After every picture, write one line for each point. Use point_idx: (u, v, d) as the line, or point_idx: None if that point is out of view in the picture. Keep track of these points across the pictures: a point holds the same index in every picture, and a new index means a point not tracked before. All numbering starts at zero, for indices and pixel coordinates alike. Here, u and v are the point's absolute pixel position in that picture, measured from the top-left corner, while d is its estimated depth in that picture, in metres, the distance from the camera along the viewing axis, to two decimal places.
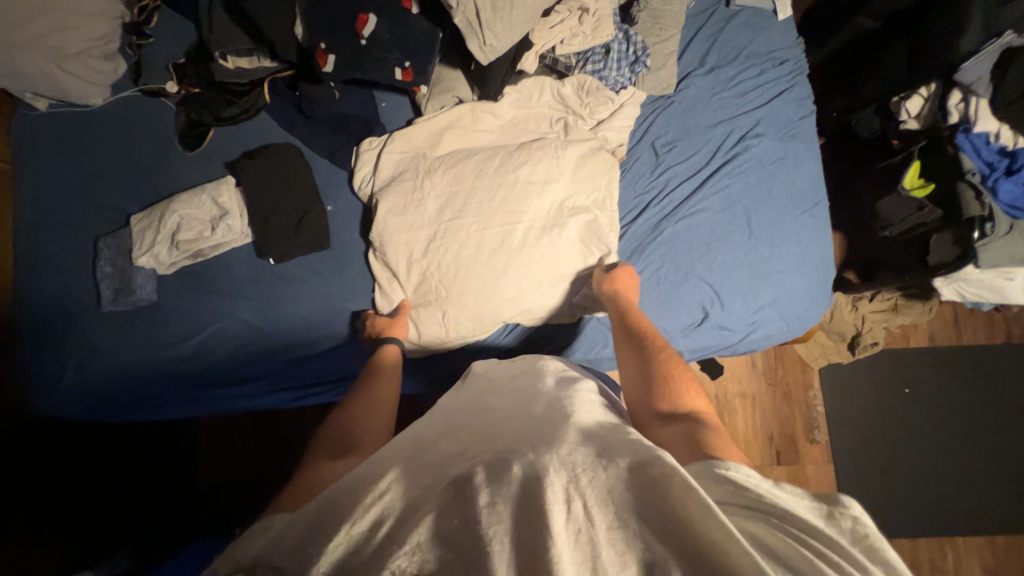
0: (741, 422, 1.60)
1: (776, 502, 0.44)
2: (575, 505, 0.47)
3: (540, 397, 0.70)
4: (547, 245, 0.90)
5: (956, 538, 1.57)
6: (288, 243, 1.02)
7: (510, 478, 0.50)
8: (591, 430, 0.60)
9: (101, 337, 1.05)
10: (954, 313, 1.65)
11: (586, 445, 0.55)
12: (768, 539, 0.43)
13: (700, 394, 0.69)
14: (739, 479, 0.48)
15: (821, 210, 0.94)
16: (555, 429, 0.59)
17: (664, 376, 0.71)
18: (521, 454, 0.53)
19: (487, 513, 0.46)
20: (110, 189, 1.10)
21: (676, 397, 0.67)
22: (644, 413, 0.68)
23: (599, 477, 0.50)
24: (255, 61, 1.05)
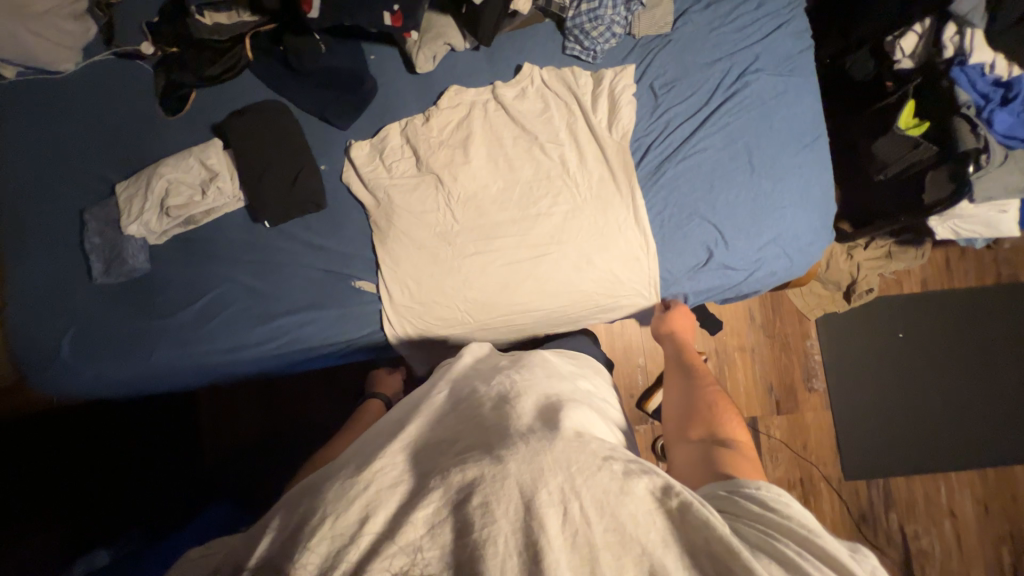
0: (740, 373, 1.66)
1: (805, 535, 0.47)
2: (571, 506, 0.46)
3: (527, 390, 0.67)
4: (566, 247, 0.94)
5: (947, 475, 1.64)
6: (281, 205, 1.00)
7: (505, 477, 0.48)
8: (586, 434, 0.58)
9: (97, 310, 1.02)
10: (945, 258, 1.67)
11: (572, 444, 0.53)
12: (771, 548, 0.46)
13: (739, 424, 0.72)
14: (766, 500, 0.52)
15: (821, 144, 0.93)
16: (544, 425, 0.57)
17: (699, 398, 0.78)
18: (513, 447, 0.52)
19: (479, 515, 0.45)
20: (91, 160, 1.05)
21: (714, 424, 0.71)
22: (680, 431, 0.74)
23: (596, 478, 0.49)
24: (236, 17, 1.02)
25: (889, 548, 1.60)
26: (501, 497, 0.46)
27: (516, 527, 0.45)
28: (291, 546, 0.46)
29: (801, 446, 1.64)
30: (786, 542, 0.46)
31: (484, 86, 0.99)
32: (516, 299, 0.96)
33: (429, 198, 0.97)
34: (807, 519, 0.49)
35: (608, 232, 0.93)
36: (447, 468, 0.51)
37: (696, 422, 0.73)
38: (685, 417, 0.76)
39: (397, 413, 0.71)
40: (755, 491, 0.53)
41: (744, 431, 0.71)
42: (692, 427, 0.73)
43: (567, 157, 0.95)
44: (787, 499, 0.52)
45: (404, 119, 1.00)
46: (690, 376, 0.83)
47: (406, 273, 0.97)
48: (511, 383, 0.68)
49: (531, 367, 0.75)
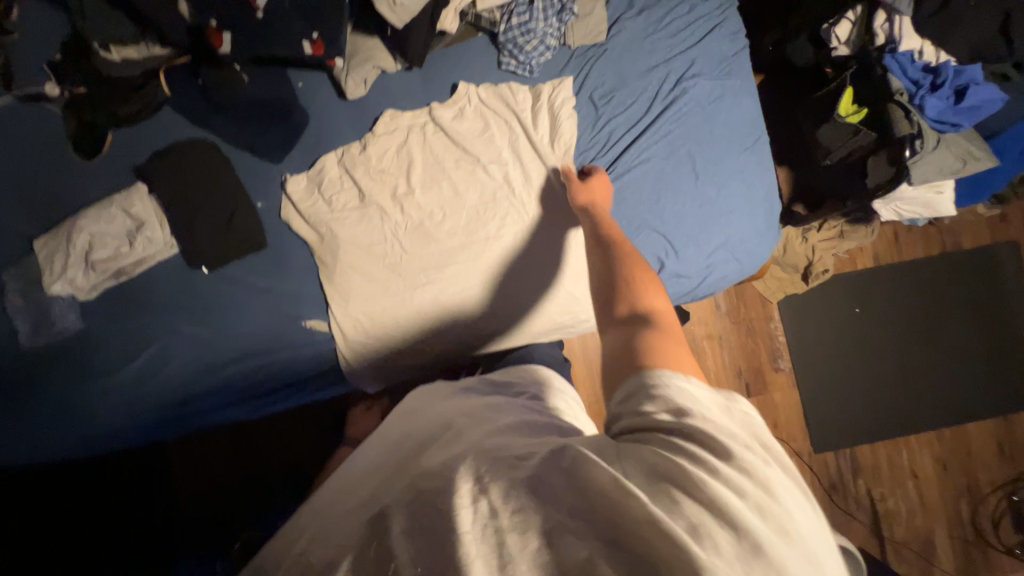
0: (710, 361, 1.69)
1: (691, 430, 0.46)
2: (480, 504, 0.44)
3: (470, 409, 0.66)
4: (519, 272, 0.95)
5: (908, 437, 1.72)
6: (218, 249, 0.95)
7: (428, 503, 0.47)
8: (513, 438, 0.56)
9: (25, 376, 0.95)
10: (894, 232, 1.73)
11: (486, 448, 0.53)
12: (662, 460, 0.44)
13: (657, 290, 0.68)
14: (659, 402, 0.49)
15: (762, 145, 0.94)
16: (474, 439, 0.56)
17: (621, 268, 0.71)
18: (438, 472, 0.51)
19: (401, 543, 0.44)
20: (2, 215, 0.97)
21: (636, 300, 0.65)
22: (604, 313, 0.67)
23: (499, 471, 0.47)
24: (146, 49, 0.95)
25: (859, 513, 1.68)
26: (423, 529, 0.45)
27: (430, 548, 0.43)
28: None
29: (772, 425, 1.70)
30: (676, 442, 0.45)
31: (419, 108, 0.95)
32: (473, 324, 0.95)
33: (374, 231, 0.94)
34: (696, 408, 0.48)
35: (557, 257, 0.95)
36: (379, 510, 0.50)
37: (618, 298, 0.67)
38: (606, 298, 0.68)
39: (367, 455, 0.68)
40: (654, 392, 0.50)
41: (663, 299, 0.67)
42: (615, 305, 0.66)
43: (513, 178, 0.93)
44: (687, 406, 0.48)
45: (339, 149, 0.96)
46: (610, 247, 0.76)
47: (358, 309, 0.93)
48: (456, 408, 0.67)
49: (479, 389, 0.74)
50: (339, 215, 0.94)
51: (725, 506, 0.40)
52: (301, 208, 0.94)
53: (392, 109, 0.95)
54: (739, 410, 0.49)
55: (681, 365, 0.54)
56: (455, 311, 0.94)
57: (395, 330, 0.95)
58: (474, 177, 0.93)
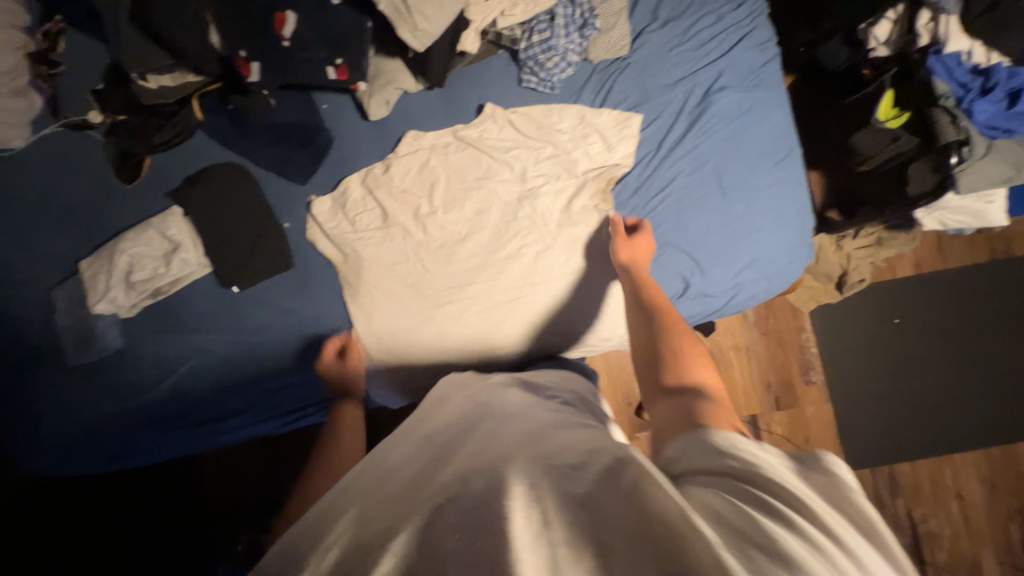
0: (738, 373, 1.64)
1: (767, 475, 0.43)
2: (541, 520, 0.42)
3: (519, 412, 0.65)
4: (542, 289, 0.94)
5: (953, 456, 1.63)
6: (248, 270, 0.98)
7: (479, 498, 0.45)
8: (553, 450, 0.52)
9: (72, 389, 1.00)
10: (937, 239, 1.64)
11: (543, 455, 0.51)
12: (726, 508, 0.42)
13: (705, 365, 0.68)
14: (728, 453, 0.47)
15: (793, 159, 0.90)
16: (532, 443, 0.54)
17: (671, 338, 0.72)
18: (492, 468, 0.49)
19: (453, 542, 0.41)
20: (51, 237, 1.03)
21: (687, 370, 0.66)
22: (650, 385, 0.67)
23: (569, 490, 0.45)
24: (181, 78, 0.97)
25: (897, 533, 1.60)
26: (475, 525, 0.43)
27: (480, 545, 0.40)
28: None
29: (803, 440, 1.64)
30: (748, 491, 0.43)
31: (439, 128, 0.96)
32: (495, 344, 0.95)
33: (396, 249, 0.95)
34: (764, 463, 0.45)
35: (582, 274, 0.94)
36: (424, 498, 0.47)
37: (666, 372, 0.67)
38: (651, 364, 0.70)
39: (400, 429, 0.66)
40: (723, 445, 0.48)
41: (710, 371, 0.67)
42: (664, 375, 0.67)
43: (537, 194, 0.93)
44: (761, 461, 0.45)
45: (361, 170, 0.97)
46: (655, 313, 0.76)
47: (382, 328, 0.95)
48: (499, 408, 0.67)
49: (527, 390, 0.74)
50: (360, 235, 0.96)
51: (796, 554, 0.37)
52: (327, 230, 0.96)
53: (414, 129, 0.96)
54: (820, 468, 0.46)
55: (743, 433, 0.52)
56: (479, 331, 0.95)
57: (419, 347, 0.96)
58: (494, 197, 0.94)
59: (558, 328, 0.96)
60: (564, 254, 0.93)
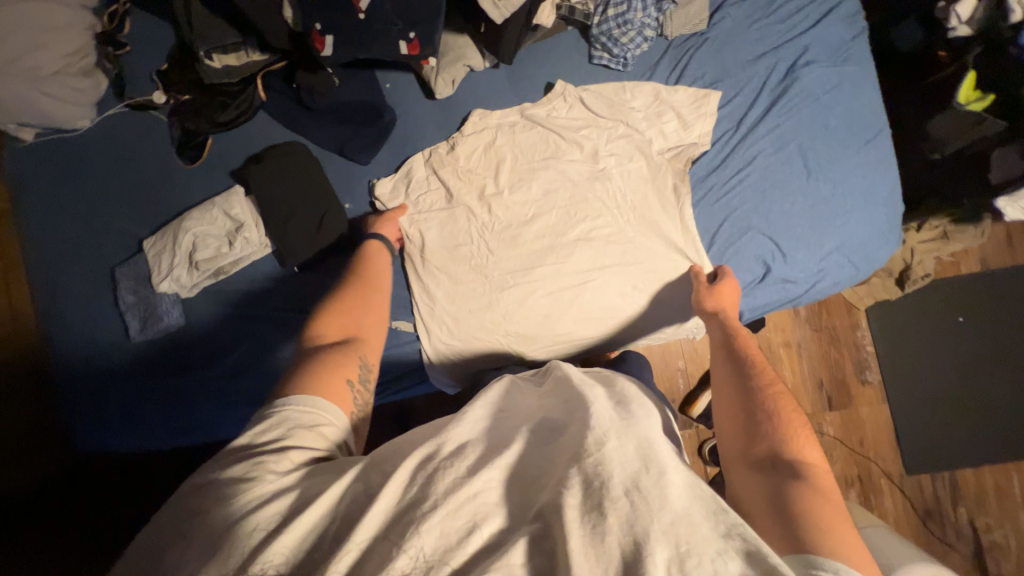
0: (789, 371, 1.58)
1: None
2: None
3: (625, 432, 0.53)
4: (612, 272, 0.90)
5: (1021, 463, 1.54)
6: (310, 250, 0.97)
7: (606, 535, 0.45)
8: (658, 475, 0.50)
9: (136, 366, 1.01)
10: (1006, 233, 1.55)
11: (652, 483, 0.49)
12: None
13: (809, 436, 0.64)
14: None
15: (884, 138, 0.85)
16: (654, 485, 0.48)
17: (767, 400, 0.68)
18: (616, 501, 0.46)
19: (581, 561, 0.43)
20: (116, 216, 1.04)
21: (783, 443, 0.63)
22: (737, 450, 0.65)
23: (703, 563, 0.44)
24: (244, 56, 0.96)
25: (959, 543, 1.52)
26: (601, 556, 0.44)
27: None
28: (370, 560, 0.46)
29: (858, 442, 1.57)
30: None
31: (505, 107, 0.93)
32: (560, 328, 0.91)
33: (463, 230, 0.93)
34: None
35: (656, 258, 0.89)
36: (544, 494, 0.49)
37: (757, 441, 0.64)
38: (745, 428, 0.66)
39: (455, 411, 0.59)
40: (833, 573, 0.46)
41: (813, 446, 0.64)
42: (758, 443, 0.64)
43: (608, 175, 0.89)
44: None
45: (424, 151, 0.95)
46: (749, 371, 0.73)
47: (444, 311, 0.93)
48: (603, 419, 0.53)
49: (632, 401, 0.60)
50: (423, 215, 0.94)
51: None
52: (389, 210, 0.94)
53: (480, 109, 0.93)
54: None
55: (846, 552, 0.49)
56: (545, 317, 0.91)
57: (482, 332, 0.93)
58: (563, 178, 0.90)
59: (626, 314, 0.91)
60: (637, 236, 0.89)
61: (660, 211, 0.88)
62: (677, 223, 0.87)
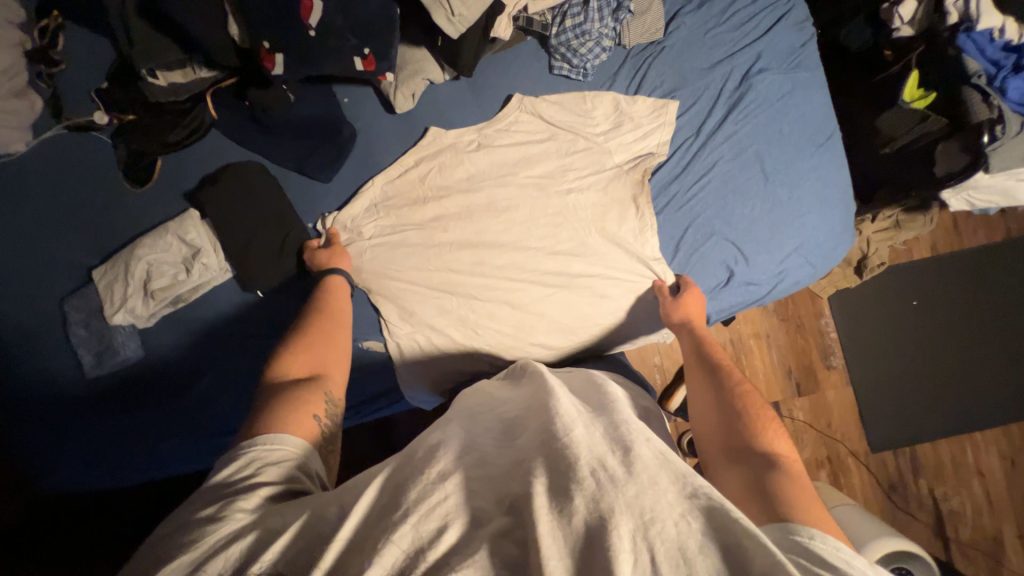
0: (760, 361, 1.64)
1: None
2: (641, 556, 0.44)
3: (592, 423, 0.59)
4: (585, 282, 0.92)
5: (973, 435, 1.64)
6: (274, 273, 0.94)
7: (573, 514, 0.46)
8: (624, 450, 0.53)
9: (93, 402, 0.97)
10: (953, 220, 1.64)
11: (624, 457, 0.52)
12: None
13: (780, 434, 0.70)
14: (814, 547, 0.47)
15: (836, 141, 0.87)
16: (620, 463, 0.51)
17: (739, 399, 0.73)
18: (582, 482, 0.48)
19: (548, 543, 0.44)
20: (61, 246, 0.98)
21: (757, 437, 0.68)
22: (717, 450, 0.70)
23: (668, 529, 0.45)
24: (191, 73, 0.91)
25: (920, 513, 1.62)
26: (569, 534, 0.45)
27: (574, 561, 0.44)
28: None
29: (825, 425, 1.64)
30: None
31: (467, 122, 0.93)
32: (528, 340, 0.93)
33: (428, 250, 0.92)
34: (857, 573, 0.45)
35: (625, 265, 0.90)
36: (511, 483, 0.51)
37: (734, 437, 0.69)
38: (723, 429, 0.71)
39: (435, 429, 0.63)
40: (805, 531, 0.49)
41: (786, 442, 0.69)
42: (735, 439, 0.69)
43: (571, 185, 0.91)
44: (859, 559, 0.47)
45: (388, 168, 0.94)
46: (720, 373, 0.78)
47: (418, 328, 0.93)
48: (571, 411, 0.58)
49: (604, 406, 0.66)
50: (387, 235, 0.93)
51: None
52: (355, 229, 0.93)
53: (439, 124, 0.93)
54: None
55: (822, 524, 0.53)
56: (520, 330, 0.93)
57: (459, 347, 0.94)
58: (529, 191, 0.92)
59: (600, 322, 0.93)
60: (604, 245, 0.90)
61: (624, 220, 0.89)
62: (641, 231, 0.89)
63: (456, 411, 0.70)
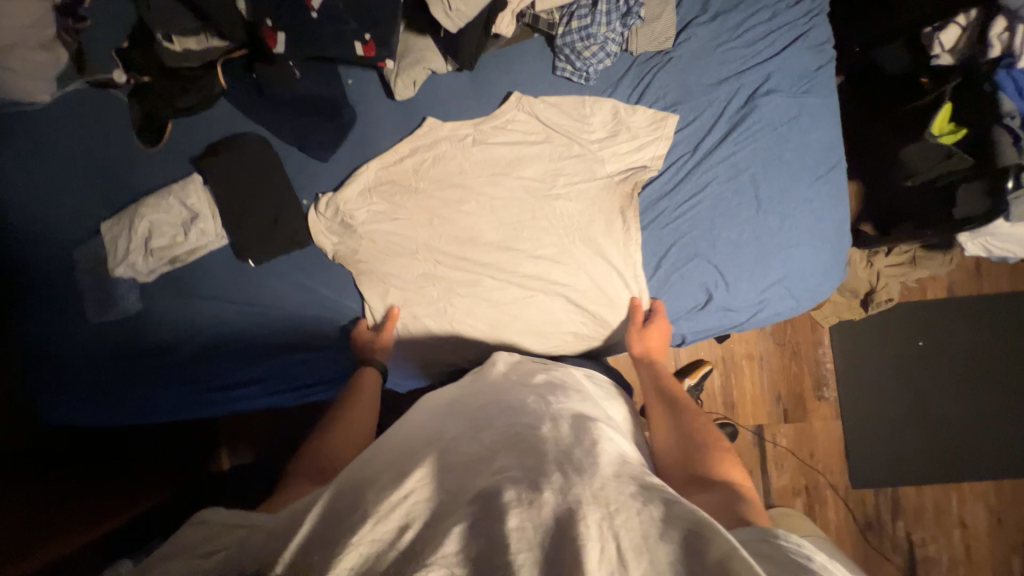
0: (749, 383, 1.62)
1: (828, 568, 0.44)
2: (608, 545, 0.47)
3: (561, 418, 0.69)
4: (564, 290, 0.92)
5: (962, 485, 1.60)
6: (266, 244, 0.97)
7: (543, 505, 0.50)
8: (584, 454, 0.60)
9: (93, 347, 1.03)
10: (975, 262, 1.56)
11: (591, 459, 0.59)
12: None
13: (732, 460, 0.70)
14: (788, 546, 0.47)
15: (838, 174, 0.84)
16: (585, 458, 0.59)
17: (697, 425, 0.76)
18: (551, 477, 0.54)
19: (517, 537, 0.47)
20: (76, 197, 1.03)
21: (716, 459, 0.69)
22: (677, 473, 0.69)
23: (632, 519, 0.50)
24: (204, 42, 0.96)
25: (893, 555, 1.59)
26: (537, 522, 0.48)
27: (541, 552, 0.46)
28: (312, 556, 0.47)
29: (808, 455, 1.62)
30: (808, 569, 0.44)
31: (465, 116, 0.94)
32: (500, 339, 0.96)
33: (417, 240, 0.95)
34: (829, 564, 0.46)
35: (604, 278, 0.91)
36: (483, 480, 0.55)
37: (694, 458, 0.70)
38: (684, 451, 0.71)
39: (419, 425, 0.72)
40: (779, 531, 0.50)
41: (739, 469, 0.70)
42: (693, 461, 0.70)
43: (562, 191, 0.91)
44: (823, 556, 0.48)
45: (384, 154, 0.95)
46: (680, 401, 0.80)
47: (398, 313, 0.96)
48: (542, 411, 0.70)
49: (567, 391, 0.79)
50: (377, 223, 0.96)
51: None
52: (348, 212, 0.95)
53: (436, 116, 0.94)
54: None
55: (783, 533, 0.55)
56: (496, 326, 0.95)
57: (436, 335, 0.97)
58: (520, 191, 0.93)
59: (575, 331, 0.94)
60: (587, 254, 0.91)
61: (610, 232, 0.89)
62: (623, 245, 0.89)
63: (414, 410, 0.78)
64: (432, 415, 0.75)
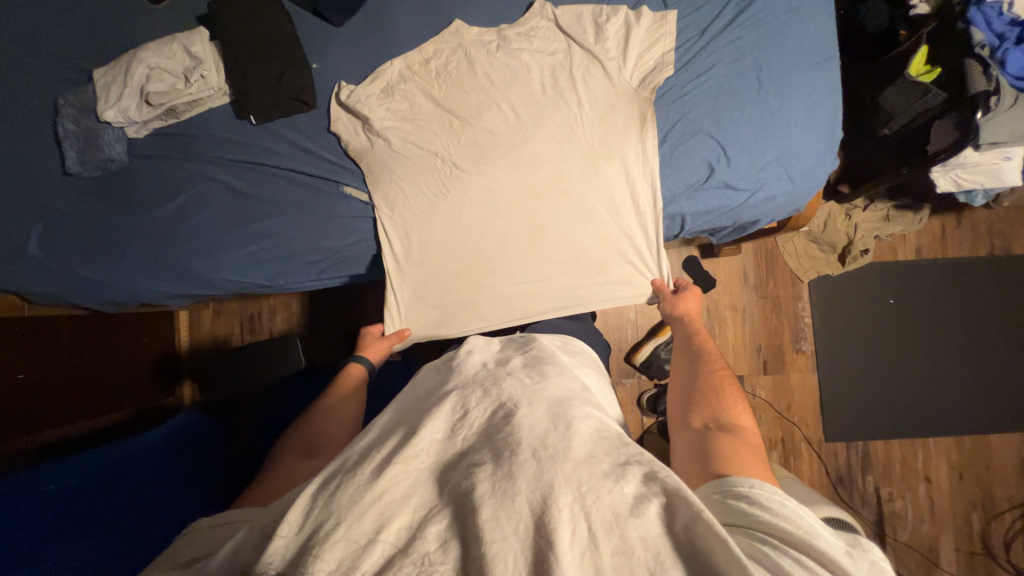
0: (731, 333, 1.66)
1: (796, 528, 0.48)
2: (578, 526, 0.45)
3: (537, 397, 0.61)
4: (576, 171, 0.95)
5: (927, 440, 1.65)
6: (269, 100, 0.94)
7: (516, 496, 0.47)
8: (548, 438, 0.53)
9: (67, 206, 0.97)
10: (941, 228, 1.67)
11: (580, 454, 0.53)
12: (761, 554, 0.46)
13: (746, 412, 0.74)
14: (762, 504, 0.52)
15: (832, 64, 0.94)
16: (559, 441, 0.53)
17: (715, 377, 0.81)
18: (522, 463, 0.50)
19: (490, 528, 0.44)
20: (64, 45, 0.98)
21: (719, 408, 0.74)
22: (681, 417, 0.76)
23: (603, 498, 0.48)
24: None
25: (863, 509, 1.62)
26: (510, 514, 0.46)
27: (531, 527, 0.45)
28: (307, 544, 0.45)
29: (785, 407, 1.65)
30: (776, 543, 0.47)
31: (487, 19, 0.98)
32: (510, 248, 0.98)
33: (427, 115, 0.96)
34: (804, 520, 0.49)
35: (617, 160, 0.95)
36: (453, 473, 0.51)
37: (703, 407, 0.75)
38: (692, 402, 0.77)
39: (400, 402, 0.68)
40: (746, 489, 0.54)
41: (750, 419, 0.72)
42: (696, 410, 0.75)
43: (575, 77, 0.95)
44: (792, 499, 0.53)
45: (403, 37, 0.97)
46: (700, 358, 0.87)
47: (400, 182, 0.96)
48: (517, 391, 0.61)
49: (543, 368, 0.69)
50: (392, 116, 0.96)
51: (814, 564, 0.45)
52: (365, 110, 0.94)
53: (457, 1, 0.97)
54: (867, 554, 0.50)
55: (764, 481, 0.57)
56: (504, 202, 0.96)
57: (441, 205, 0.96)
58: (531, 69, 0.96)
59: (585, 215, 0.97)
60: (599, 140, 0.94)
61: (622, 127, 0.94)
62: (635, 123, 0.93)
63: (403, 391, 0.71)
64: (421, 390, 0.69)
